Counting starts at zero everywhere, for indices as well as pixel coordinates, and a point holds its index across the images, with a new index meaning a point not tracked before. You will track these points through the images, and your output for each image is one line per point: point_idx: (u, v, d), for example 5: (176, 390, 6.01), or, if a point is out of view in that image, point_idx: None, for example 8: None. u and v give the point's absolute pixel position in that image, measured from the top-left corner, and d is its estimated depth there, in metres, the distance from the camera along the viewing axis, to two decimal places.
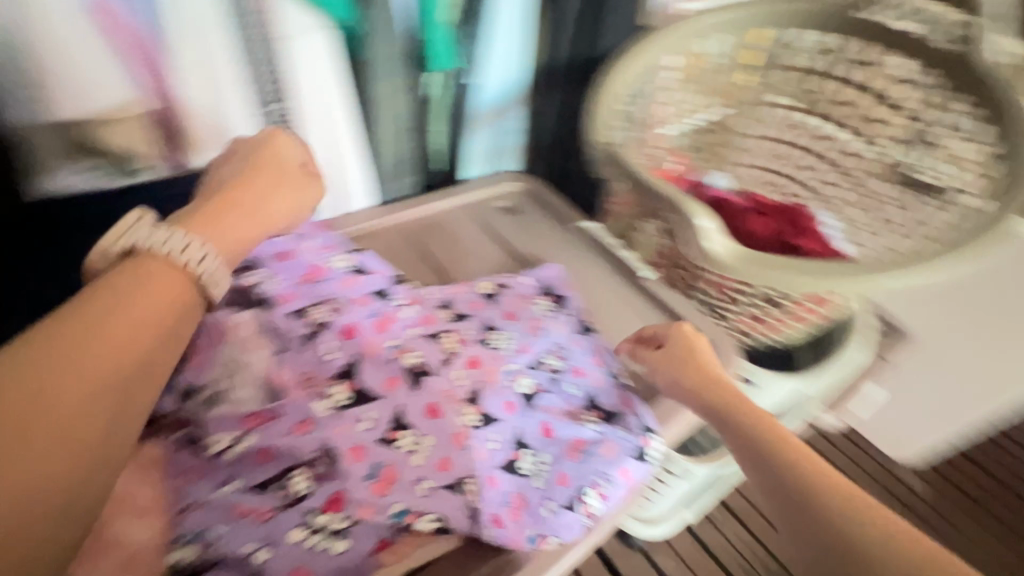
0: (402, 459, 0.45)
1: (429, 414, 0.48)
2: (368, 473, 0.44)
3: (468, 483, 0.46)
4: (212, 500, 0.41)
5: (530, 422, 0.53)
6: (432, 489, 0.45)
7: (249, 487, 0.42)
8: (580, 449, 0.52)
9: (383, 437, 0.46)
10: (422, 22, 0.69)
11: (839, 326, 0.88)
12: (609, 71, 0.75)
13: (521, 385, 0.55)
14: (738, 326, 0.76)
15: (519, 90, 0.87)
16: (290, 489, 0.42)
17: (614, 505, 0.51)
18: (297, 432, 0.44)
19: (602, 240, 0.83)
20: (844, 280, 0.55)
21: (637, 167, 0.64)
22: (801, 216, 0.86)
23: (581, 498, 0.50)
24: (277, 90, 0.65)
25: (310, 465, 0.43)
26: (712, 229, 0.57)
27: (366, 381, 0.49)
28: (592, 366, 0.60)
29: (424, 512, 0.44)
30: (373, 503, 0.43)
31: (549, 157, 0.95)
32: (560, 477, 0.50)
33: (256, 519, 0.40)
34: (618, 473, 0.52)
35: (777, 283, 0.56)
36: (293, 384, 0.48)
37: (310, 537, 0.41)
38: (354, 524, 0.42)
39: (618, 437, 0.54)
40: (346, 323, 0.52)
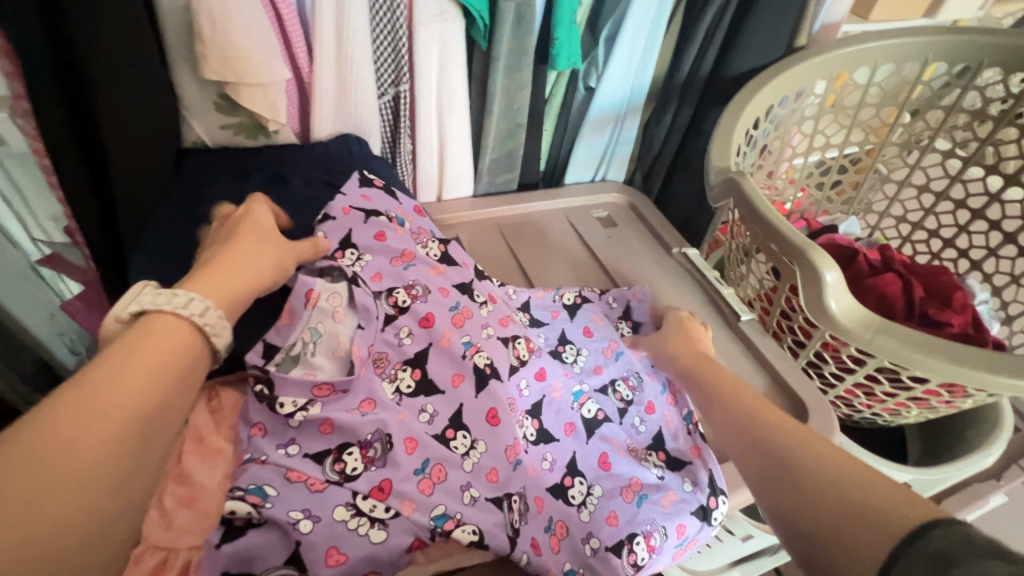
0: (453, 460, 0.45)
1: (488, 419, 0.47)
2: (419, 467, 0.43)
3: (514, 501, 0.45)
4: (271, 458, 0.41)
5: (592, 448, 0.51)
6: (476, 498, 0.43)
7: (307, 454, 0.42)
8: (636, 491, 0.49)
9: (438, 433, 0.46)
10: (556, 19, 0.67)
11: (970, 420, 0.74)
12: (745, 90, 0.69)
13: (586, 409, 0.53)
14: (841, 393, 0.67)
15: (642, 98, 0.82)
16: (342, 465, 0.42)
17: (662, 559, 0.47)
18: (361, 409, 0.45)
19: (701, 268, 0.77)
20: (994, 374, 0.46)
21: (761, 201, 0.57)
22: (946, 284, 0.74)
23: (630, 544, 0.45)
24: (399, 72, 0.65)
25: (364, 446, 0.43)
26: (838, 284, 0.49)
27: (432, 373, 0.49)
28: (665, 404, 0.56)
29: (464, 521, 0.41)
30: (416, 499, 0.42)
31: (657, 171, 0.90)
32: (609, 515, 0.47)
33: (308, 486, 0.40)
34: (674, 526, 0.47)
35: (904, 360, 0.48)
36: (365, 360, 0.48)
37: (352, 518, 0.39)
38: (394, 517, 0.40)
39: (679, 491, 0.49)
40: (425, 310, 0.52)
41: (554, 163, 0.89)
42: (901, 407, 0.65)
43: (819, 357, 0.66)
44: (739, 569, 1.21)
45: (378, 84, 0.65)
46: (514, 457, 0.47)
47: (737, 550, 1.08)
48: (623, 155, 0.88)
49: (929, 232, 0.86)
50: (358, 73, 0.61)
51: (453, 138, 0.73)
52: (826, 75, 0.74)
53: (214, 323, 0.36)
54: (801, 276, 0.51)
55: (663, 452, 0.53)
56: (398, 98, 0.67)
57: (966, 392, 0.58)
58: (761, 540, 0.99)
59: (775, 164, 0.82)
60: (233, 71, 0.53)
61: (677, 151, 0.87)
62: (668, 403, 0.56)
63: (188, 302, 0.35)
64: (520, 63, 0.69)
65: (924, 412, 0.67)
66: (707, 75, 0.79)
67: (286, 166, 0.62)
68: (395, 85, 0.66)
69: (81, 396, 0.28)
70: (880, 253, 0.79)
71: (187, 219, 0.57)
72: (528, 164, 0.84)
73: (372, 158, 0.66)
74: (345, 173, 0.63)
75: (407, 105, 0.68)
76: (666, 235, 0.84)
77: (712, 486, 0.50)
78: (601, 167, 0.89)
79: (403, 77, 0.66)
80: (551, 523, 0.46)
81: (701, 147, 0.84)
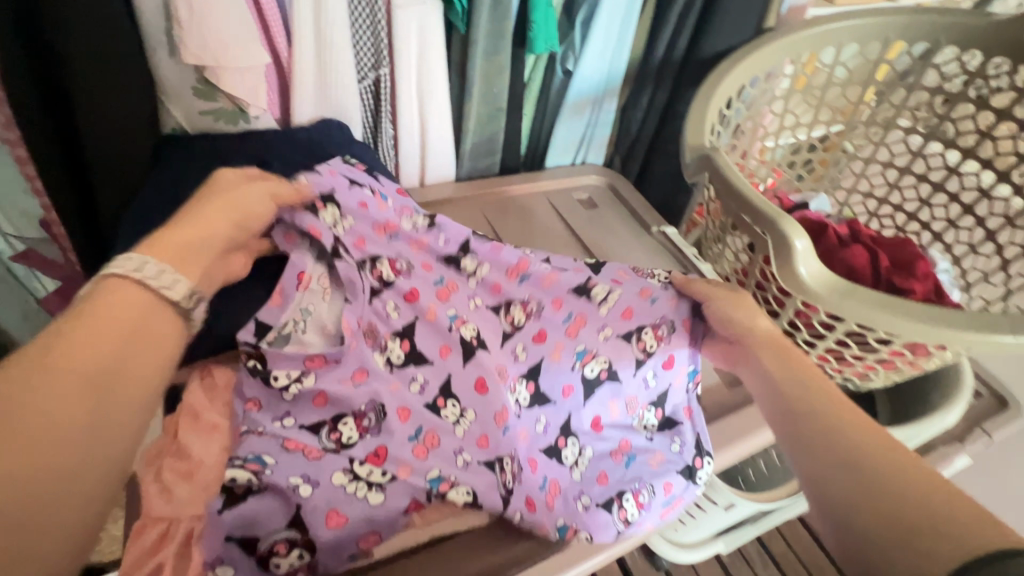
0: (445, 426, 0.47)
1: (476, 388, 0.48)
2: (412, 434, 0.46)
3: (506, 463, 0.46)
4: (268, 430, 0.43)
5: (589, 409, 0.53)
6: (469, 461, 0.45)
7: (304, 426, 0.44)
8: (625, 452, 0.53)
9: (430, 401, 0.48)
10: (532, 2, 0.68)
11: (937, 383, 0.78)
12: (717, 72, 0.71)
13: (587, 368, 0.53)
14: (814, 360, 0.70)
15: (619, 81, 0.83)
16: (338, 434, 0.44)
17: (650, 515, 0.50)
18: (352, 380, 0.46)
19: (678, 244, 0.81)
20: (954, 332, 0.49)
21: (734, 174, 0.59)
22: (909, 254, 0.77)
23: (619, 500, 0.49)
24: (380, 55, 0.66)
25: (359, 416, 0.45)
26: (807, 251, 0.52)
27: (420, 345, 0.50)
28: (683, 359, 0.55)
29: (457, 483, 0.44)
30: (412, 463, 0.44)
31: (636, 154, 0.92)
32: (599, 476, 0.51)
33: (305, 455, 0.42)
34: (660, 484, 0.51)
35: (871, 322, 0.51)
36: (357, 332, 0.48)
37: (350, 483, 0.41)
38: (391, 481, 0.43)
39: (665, 451, 0.53)
40: (408, 285, 0.53)
41: (536, 147, 0.91)
42: (869, 370, 0.69)
43: (793, 325, 0.68)
44: (722, 539, 1.26)
45: (358, 69, 0.66)
46: (504, 422, 0.47)
47: (720, 520, 1.12)
48: (601, 138, 0.90)
49: (895, 207, 0.90)
50: (337, 57, 0.62)
51: (434, 121, 0.74)
52: (794, 56, 0.76)
53: (164, 278, 0.35)
54: (773, 244, 0.53)
55: (659, 412, 0.55)
56: (378, 81, 0.68)
57: (929, 352, 0.62)
58: (743, 508, 1.03)
59: (749, 144, 0.84)
60: (211, 54, 0.52)
61: (655, 133, 0.89)
62: (686, 362, 0.55)
63: (141, 266, 0.35)
64: (498, 46, 0.70)
65: (891, 375, 0.71)
66: (682, 57, 0.81)
67: (267, 151, 0.61)
68: (375, 69, 0.67)
69: (26, 366, 0.29)
70: (848, 227, 0.82)
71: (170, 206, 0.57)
72: (510, 148, 0.85)
73: (353, 143, 0.66)
74: (327, 157, 0.63)
75: (388, 89, 0.70)
76: (645, 215, 0.86)
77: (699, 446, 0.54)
78: (580, 150, 0.91)
79: (383, 61, 0.67)
80: (546, 482, 0.48)
81: (677, 129, 0.86)
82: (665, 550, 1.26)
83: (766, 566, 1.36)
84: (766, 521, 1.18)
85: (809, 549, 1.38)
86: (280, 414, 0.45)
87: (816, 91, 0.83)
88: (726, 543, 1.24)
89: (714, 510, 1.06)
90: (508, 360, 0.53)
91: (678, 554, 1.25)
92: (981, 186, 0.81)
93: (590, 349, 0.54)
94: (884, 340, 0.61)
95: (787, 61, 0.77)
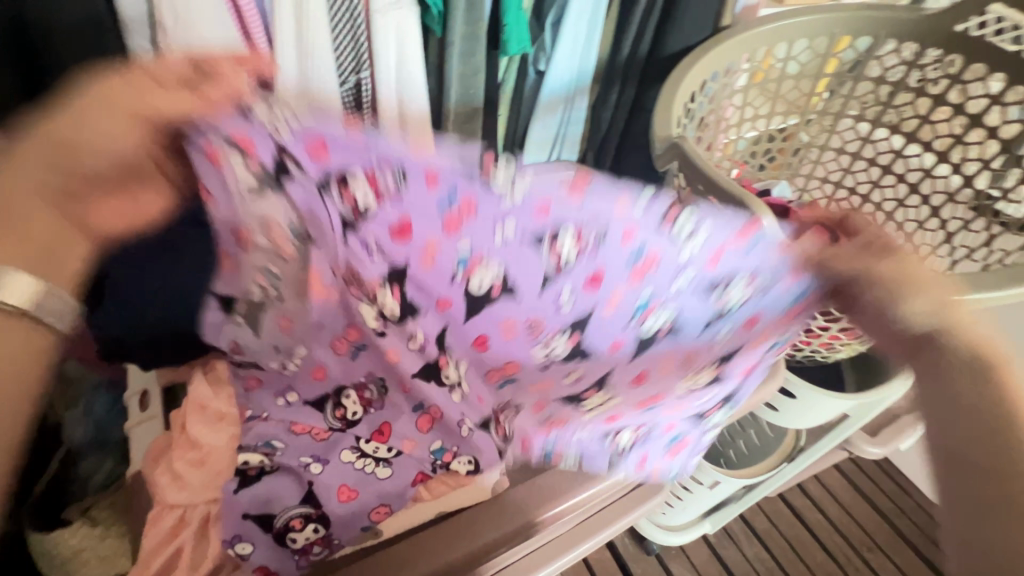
0: (447, 399, 0.67)
1: (477, 344, 0.61)
2: (417, 410, 0.69)
3: (553, 416, 0.61)
4: (272, 417, 0.67)
5: (650, 293, 0.50)
6: (470, 430, 0.67)
7: (311, 403, 0.69)
8: (651, 402, 0.57)
9: (433, 359, 0.66)
10: (503, 6, 0.72)
11: None
12: (679, 68, 0.75)
13: (649, 323, 0.52)
14: None
15: (589, 79, 0.87)
16: (341, 411, 0.69)
17: (647, 447, 0.63)
18: (340, 348, 0.71)
19: None
20: None
21: (703, 160, 0.63)
22: None
23: (615, 434, 0.61)
24: (360, 60, 0.70)
25: (362, 391, 0.70)
26: None
27: (410, 297, 0.61)
28: (758, 337, 0.52)
29: (460, 457, 0.66)
30: (414, 440, 0.67)
31: (608, 150, 0.96)
32: (610, 416, 0.60)
33: (313, 437, 0.66)
34: (665, 428, 0.61)
35: None
36: (346, 277, 0.62)
37: (359, 461, 0.65)
38: (396, 456, 0.66)
39: (710, 352, 0.53)
40: (398, 216, 0.53)
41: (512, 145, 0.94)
42: (834, 341, 0.74)
43: None
44: (709, 519, 1.30)
45: (340, 73, 0.70)
46: (531, 334, 0.56)
47: (706, 500, 1.16)
48: (574, 135, 0.94)
49: (850, 190, 0.96)
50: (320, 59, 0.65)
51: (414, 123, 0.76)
52: (750, 51, 0.82)
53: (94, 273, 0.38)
54: None
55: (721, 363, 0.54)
56: (360, 84, 0.72)
57: None
58: (726, 486, 1.07)
59: (712, 136, 0.89)
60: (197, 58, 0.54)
61: (625, 129, 0.94)
62: (777, 317, 0.50)
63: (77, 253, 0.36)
64: (474, 48, 0.72)
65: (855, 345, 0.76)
66: (647, 54, 0.85)
67: None
68: (356, 73, 0.71)
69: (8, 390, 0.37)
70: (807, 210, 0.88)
71: None
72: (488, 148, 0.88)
73: None
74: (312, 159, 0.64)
75: (369, 92, 0.73)
76: None
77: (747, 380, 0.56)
78: (555, 147, 0.95)
79: (363, 65, 0.70)
80: (546, 420, 0.62)
81: (646, 124, 0.91)
82: (655, 534, 1.30)
83: (752, 543, 1.41)
84: (749, 499, 1.23)
85: (792, 524, 1.44)
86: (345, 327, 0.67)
87: (771, 84, 0.89)
88: (712, 524, 1.29)
89: (699, 490, 1.10)
90: (547, 308, 0.54)
91: (667, 537, 1.29)
92: (925, 167, 0.87)
93: (653, 304, 0.51)
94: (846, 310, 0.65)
95: (743, 57, 0.82)
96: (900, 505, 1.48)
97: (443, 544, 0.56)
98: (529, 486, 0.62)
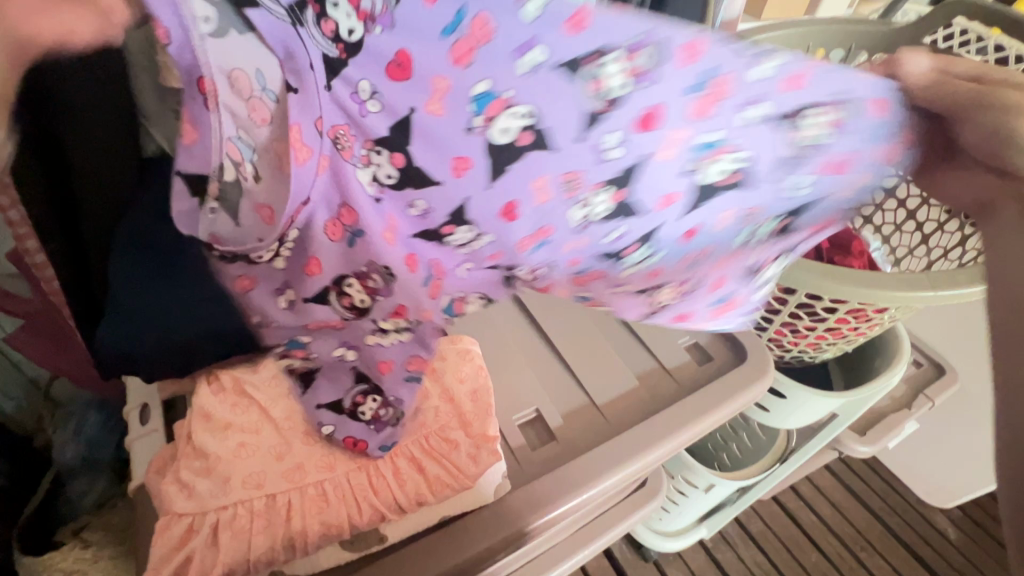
0: (449, 253, 0.45)
1: (504, 214, 0.42)
2: (424, 276, 0.45)
3: (520, 273, 0.48)
4: (306, 294, 0.45)
5: (718, 133, 0.41)
6: (472, 272, 0.47)
7: (312, 297, 0.45)
8: (699, 257, 0.51)
9: (437, 225, 0.42)
10: None
11: (882, 350, 0.86)
12: None
13: (714, 168, 0.43)
14: (772, 334, 0.77)
15: None
16: (349, 298, 0.46)
17: (696, 303, 0.56)
18: (331, 233, 0.42)
19: None
20: (885, 290, 0.57)
21: None
22: (845, 235, 0.87)
23: (657, 288, 0.53)
24: None
25: (364, 278, 0.45)
26: None
27: (416, 157, 0.39)
28: (839, 181, 0.46)
29: (469, 296, 0.49)
30: (428, 306, 0.47)
31: None
32: (651, 271, 0.51)
33: (332, 327, 0.47)
34: (712, 281, 0.54)
35: (813, 285, 0.59)
36: (324, 141, 0.38)
37: (383, 337, 0.48)
38: (416, 324, 0.48)
39: (769, 207, 0.48)
40: (393, 46, 0.35)
41: None
42: (821, 340, 0.76)
43: None
44: (705, 524, 1.31)
45: None
46: (544, 234, 0.45)
47: (701, 504, 1.17)
48: None
49: None
50: None
51: None
52: None
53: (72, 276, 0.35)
54: None
55: (778, 220, 0.49)
56: None
57: (868, 316, 0.69)
58: (721, 488, 1.08)
59: None
60: None
61: None
62: (874, 157, 0.45)
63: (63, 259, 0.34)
64: None
65: (840, 344, 0.79)
66: None
67: None
68: None
69: None
70: None
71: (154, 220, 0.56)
72: None
73: None
74: None
75: None
76: None
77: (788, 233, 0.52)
78: None
79: None
80: (589, 271, 0.49)
81: None
82: (653, 541, 1.31)
83: (748, 547, 1.42)
84: (744, 502, 1.25)
85: (786, 526, 1.45)
86: (281, 284, 0.46)
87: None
88: (708, 527, 1.30)
89: (695, 493, 1.11)
90: (588, 161, 0.40)
91: (665, 542, 1.30)
92: None
93: (729, 143, 0.41)
94: (831, 309, 0.68)
95: None
96: (889, 503, 1.50)
97: (449, 544, 0.45)
98: (555, 475, 0.53)
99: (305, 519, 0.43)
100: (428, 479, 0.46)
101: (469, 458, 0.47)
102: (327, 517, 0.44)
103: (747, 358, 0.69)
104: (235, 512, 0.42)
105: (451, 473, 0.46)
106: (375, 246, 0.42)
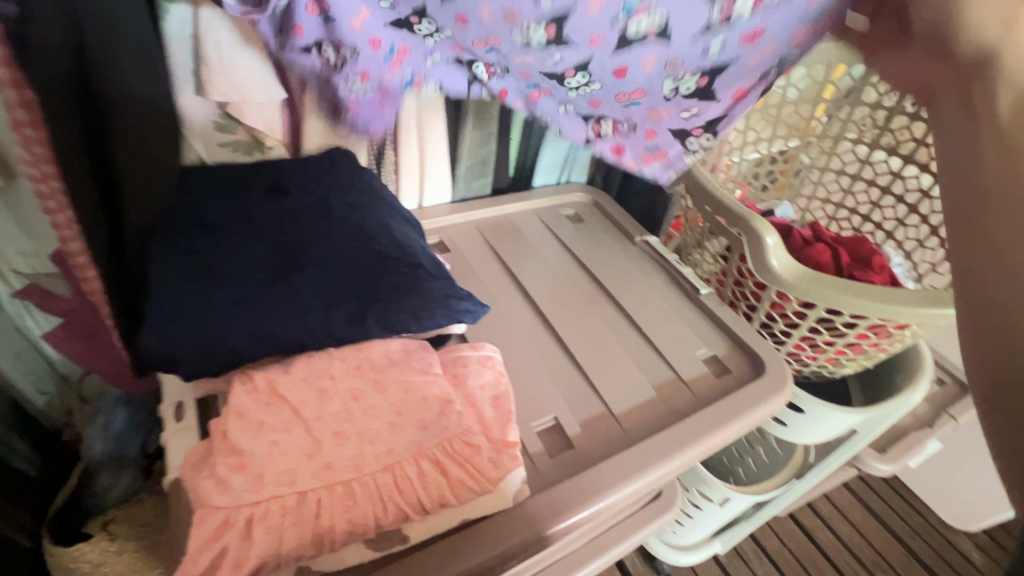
0: (414, 41, 0.54)
1: (458, 21, 0.49)
2: (385, 54, 0.54)
3: (475, 67, 0.57)
4: (302, 55, 0.52)
5: None
6: (437, 60, 0.57)
7: (299, 48, 0.51)
8: (632, 98, 0.56)
9: (405, 12, 0.50)
10: None
11: (902, 366, 0.85)
12: None
13: (636, 24, 0.48)
14: (791, 348, 0.77)
15: None
16: (326, 56, 0.52)
17: (629, 142, 0.65)
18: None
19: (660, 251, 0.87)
20: (907, 308, 0.57)
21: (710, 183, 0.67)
22: (866, 250, 0.86)
23: (597, 120, 0.62)
24: None
25: (337, 47, 0.51)
26: (777, 246, 0.59)
27: None
28: (755, 50, 0.53)
29: (428, 80, 0.58)
30: (389, 67, 0.55)
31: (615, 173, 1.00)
32: (592, 101, 0.58)
33: (317, 60, 0.52)
34: (644, 129, 0.63)
35: (835, 304, 0.58)
36: None
37: (325, 100, 0.59)
38: (372, 106, 0.59)
39: (689, 59, 0.52)
40: None
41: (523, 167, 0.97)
42: (840, 355, 0.75)
43: (769, 318, 0.76)
44: (719, 538, 1.29)
45: None
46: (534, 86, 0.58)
47: (716, 518, 1.16)
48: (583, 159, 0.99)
49: (850, 210, 1.00)
50: None
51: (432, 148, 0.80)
52: None
53: None
54: (746, 240, 0.61)
55: (698, 75, 0.54)
56: None
57: (889, 332, 0.69)
58: (737, 502, 1.07)
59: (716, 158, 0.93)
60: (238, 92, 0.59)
61: None
62: (777, 28, 0.51)
63: None
64: None
65: (861, 360, 0.78)
66: None
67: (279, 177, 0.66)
68: None
69: None
70: (811, 229, 0.91)
71: (194, 227, 0.59)
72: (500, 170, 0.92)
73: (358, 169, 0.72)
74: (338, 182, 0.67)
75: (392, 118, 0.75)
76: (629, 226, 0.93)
77: (707, 97, 0.58)
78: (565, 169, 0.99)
79: None
80: (534, 87, 0.58)
81: None
82: (666, 554, 1.29)
83: (763, 564, 1.40)
84: (758, 517, 1.23)
85: (803, 544, 1.43)
86: None
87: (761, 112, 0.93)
88: (722, 542, 1.28)
89: (709, 506, 1.11)
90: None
91: (677, 556, 1.29)
92: (923, 188, 0.88)
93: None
94: (851, 323, 0.68)
95: None
96: (910, 524, 1.47)
97: (472, 544, 0.48)
98: (572, 482, 0.55)
99: (333, 515, 0.42)
100: (451, 482, 0.46)
101: (490, 462, 0.47)
102: (357, 513, 0.43)
103: (765, 372, 0.70)
104: (269, 508, 0.41)
105: (473, 475, 0.47)
106: (345, 31, 0.50)
